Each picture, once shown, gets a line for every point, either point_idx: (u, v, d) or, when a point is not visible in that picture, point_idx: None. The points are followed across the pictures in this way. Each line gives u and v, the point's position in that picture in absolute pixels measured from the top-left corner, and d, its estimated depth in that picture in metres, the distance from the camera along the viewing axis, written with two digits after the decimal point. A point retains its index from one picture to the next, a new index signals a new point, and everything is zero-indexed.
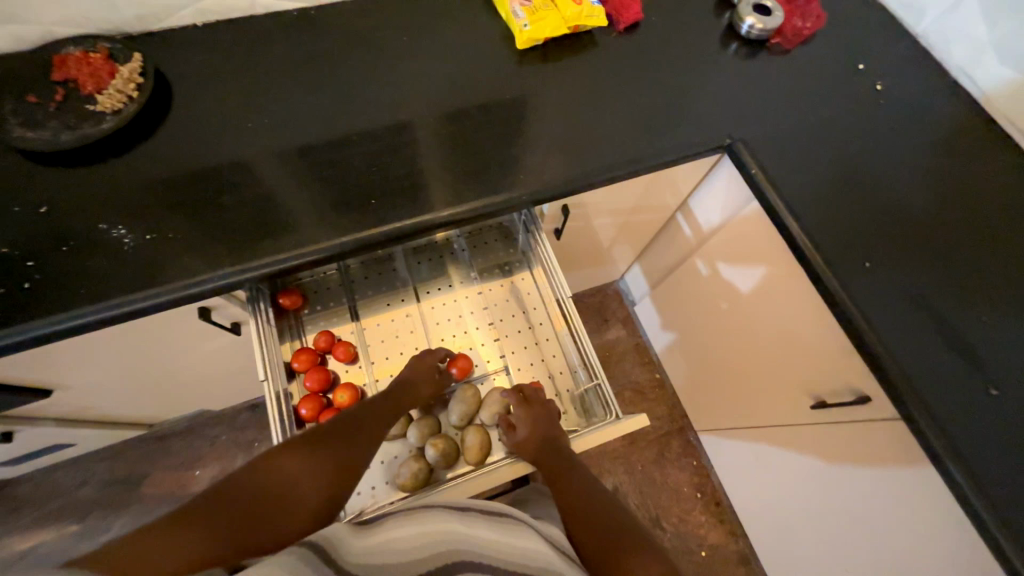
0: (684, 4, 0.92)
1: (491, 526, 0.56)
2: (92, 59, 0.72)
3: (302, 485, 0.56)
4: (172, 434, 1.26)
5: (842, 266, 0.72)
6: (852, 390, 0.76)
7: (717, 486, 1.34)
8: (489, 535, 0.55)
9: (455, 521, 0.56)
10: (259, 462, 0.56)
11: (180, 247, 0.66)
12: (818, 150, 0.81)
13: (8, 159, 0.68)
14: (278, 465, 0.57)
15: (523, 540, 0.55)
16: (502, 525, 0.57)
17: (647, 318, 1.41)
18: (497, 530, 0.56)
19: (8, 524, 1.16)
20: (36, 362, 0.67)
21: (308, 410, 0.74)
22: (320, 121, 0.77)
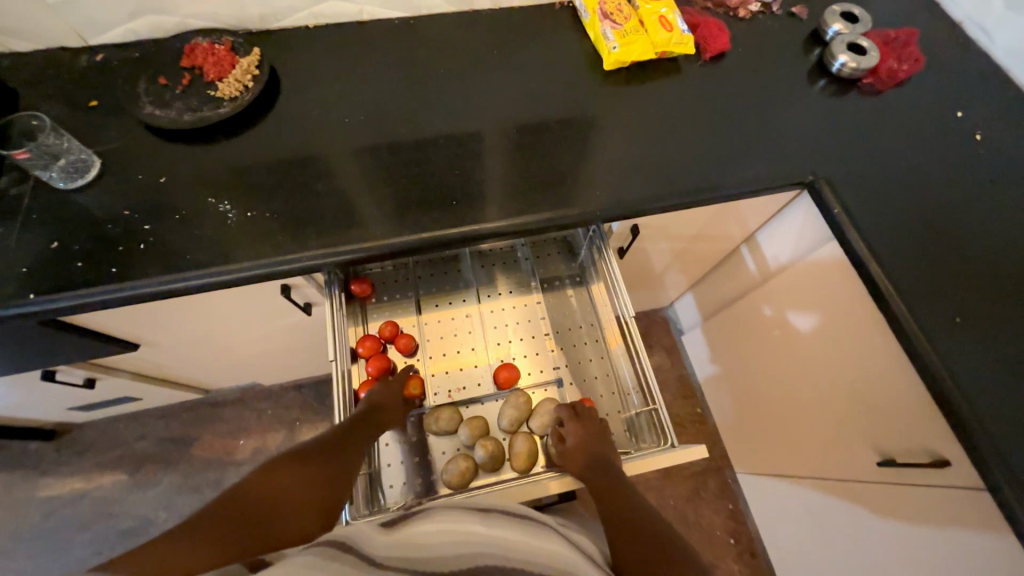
0: (773, 39, 0.91)
1: (512, 524, 0.53)
2: (217, 50, 0.80)
3: (297, 492, 0.60)
4: (224, 402, 1.33)
5: (928, 317, 0.68)
6: (928, 451, 0.71)
7: (752, 533, 1.27)
8: (508, 533, 0.51)
9: (473, 520, 0.52)
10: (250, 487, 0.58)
11: (275, 226, 0.70)
12: (908, 196, 0.78)
13: (138, 133, 0.76)
14: (273, 479, 0.60)
15: (545, 543, 0.51)
16: (523, 525, 0.53)
17: (694, 349, 1.38)
18: (516, 527, 0.52)
19: (72, 465, 1.26)
20: (135, 317, 0.74)
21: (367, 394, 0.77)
22: (410, 123, 0.81)
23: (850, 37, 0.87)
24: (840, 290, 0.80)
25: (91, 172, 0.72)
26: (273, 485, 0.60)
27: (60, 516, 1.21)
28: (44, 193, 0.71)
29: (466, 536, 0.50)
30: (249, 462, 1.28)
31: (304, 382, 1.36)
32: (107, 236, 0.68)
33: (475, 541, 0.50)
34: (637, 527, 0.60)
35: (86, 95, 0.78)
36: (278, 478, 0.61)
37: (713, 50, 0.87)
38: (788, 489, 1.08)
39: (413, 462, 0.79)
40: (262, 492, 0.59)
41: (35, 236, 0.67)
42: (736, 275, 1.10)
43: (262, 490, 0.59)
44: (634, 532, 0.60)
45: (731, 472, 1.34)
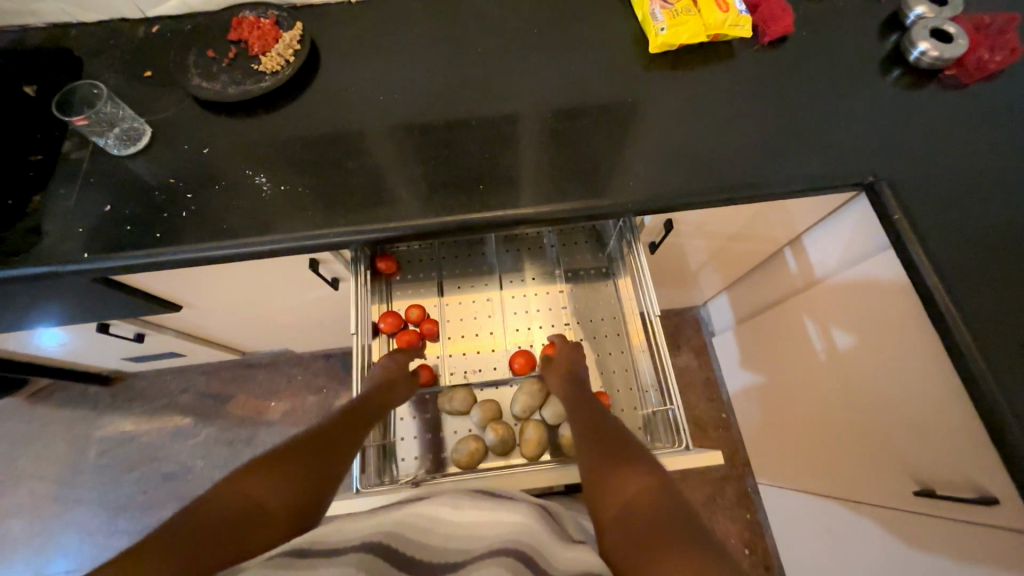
0: (843, 22, 0.83)
1: (481, 504, 0.53)
2: (262, 24, 0.81)
3: (273, 496, 0.52)
4: (259, 365, 1.41)
5: (992, 343, 0.62)
6: (974, 487, 0.65)
7: (769, 546, 1.23)
8: (477, 516, 0.52)
9: (441, 504, 0.53)
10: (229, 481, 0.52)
11: (307, 201, 0.72)
12: (984, 204, 0.69)
13: (186, 104, 0.79)
14: (244, 481, 0.52)
15: (514, 516, 0.51)
16: (492, 502, 0.53)
17: (724, 351, 1.33)
18: (485, 509, 0.52)
19: (125, 410, 1.37)
20: (178, 280, 0.78)
21: None
22: (444, 102, 0.80)
23: (935, 23, 0.77)
24: (890, 303, 0.74)
25: (142, 140, 0.76)
26: (246, 487, 0.52)
27: (112, 455, 1.33)
28: (101, 160, 0.75)
29: (441, 529, 0.51)
30: (279, 423, 1.36)
31: (333, 352, 1.41)
32: (154, 203, 0.72)
33: (439, 530, 0.51)
34: (602, 434, 0.59)
35: (141, 66, 0.82)
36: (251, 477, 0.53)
37: (772, 34, 0.80)
38: (811, 506, 1.04)
39: (426, 438, 0.81)
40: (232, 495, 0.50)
41: (91, 199, 0.72)
42: (776, 278, 1.03)
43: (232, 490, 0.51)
44: (595, 436, 0.59)
45: (752, 481, 1.29)
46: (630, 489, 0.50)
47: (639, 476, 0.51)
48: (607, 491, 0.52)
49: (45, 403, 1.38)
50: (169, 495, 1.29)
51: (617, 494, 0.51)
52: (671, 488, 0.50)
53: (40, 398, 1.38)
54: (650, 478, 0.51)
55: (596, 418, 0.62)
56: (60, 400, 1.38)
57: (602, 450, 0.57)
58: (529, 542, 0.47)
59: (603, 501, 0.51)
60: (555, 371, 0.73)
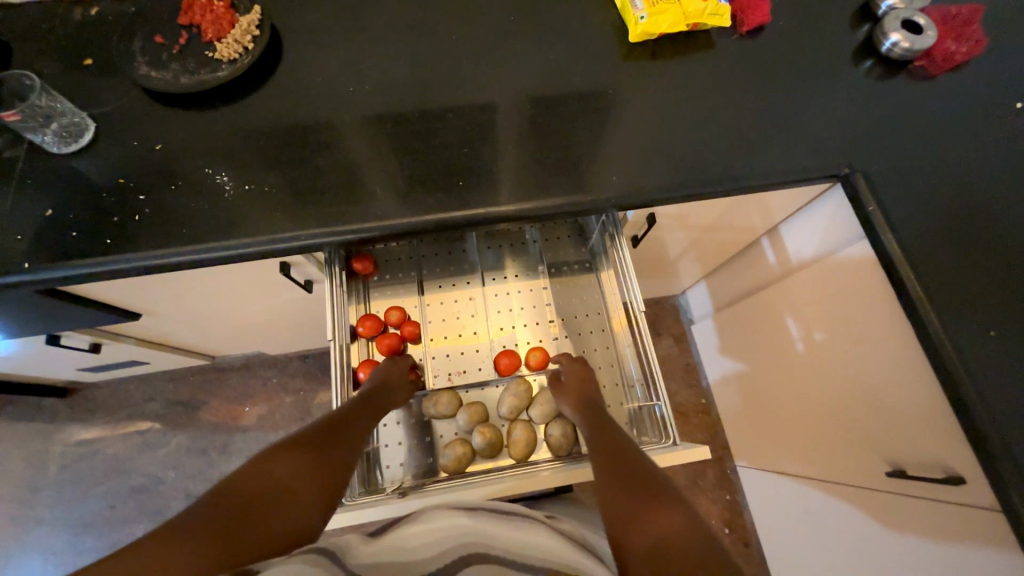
0: (819, 12, 0.83)
1: (498, 517, 0.52)
2: (215, 7, 0.75)
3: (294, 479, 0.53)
4: (230, 368, 1.35)
5: (960, 329, 0.64)
6: (941, 466, 0.69)
7: (748, 524, 1.28)
8: (494, 526, 0.50)
9: (458, 520, 0.50)
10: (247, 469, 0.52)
11: (275, 201, 0.68)
12: (952, 195, 0.72)
13: (133, 96, 0.72)
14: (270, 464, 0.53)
15: (535, 535, 0.50)
16: (512, 522, 0.51)
17: (703, 339, 1.36)
18: (506, 525, 0.51)
19: (85, 422, 1.29)
20: (137, 288, 0.73)
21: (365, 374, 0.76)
22: (418, 93, 0.76)
23: (906, 13, 0.78)
24: (864, 292, 0.76)
25: (84, 136, 0.69)
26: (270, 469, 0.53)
27: (74, 470, 1.26)
28: (40, 158, 0.68)
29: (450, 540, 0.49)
30: (255, 428, 1.31)
31: (309, 352, 1.36)
32: (103, 205, 0.66)
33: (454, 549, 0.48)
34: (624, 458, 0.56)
35: (80, 53, 0.75)
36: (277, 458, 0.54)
37: (750, 23, 0.79)
38: (788, 486, 1.08)
39: (411, 444, 0.79)
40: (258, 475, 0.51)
41: (30, 202, 0.66)
42: (753, 267, 1.05)
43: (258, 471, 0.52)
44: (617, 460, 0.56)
45: (731, 463, 1.33)
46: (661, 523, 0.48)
47: (671, 514, 0.49)
48: (635, 522, 0.49)
49: None
50: (140, 508, 1.24)
51: (648, 531, 0.48)
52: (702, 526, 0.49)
53: None
54: (681, 517, 0.49)
55: (618, 442, 0.59)
56: (12, 414, 1.29)
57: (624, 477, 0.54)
58: (544, 552, 0.48)
59: (628, 531, 0.49)
60: (570, 388, 0.70)
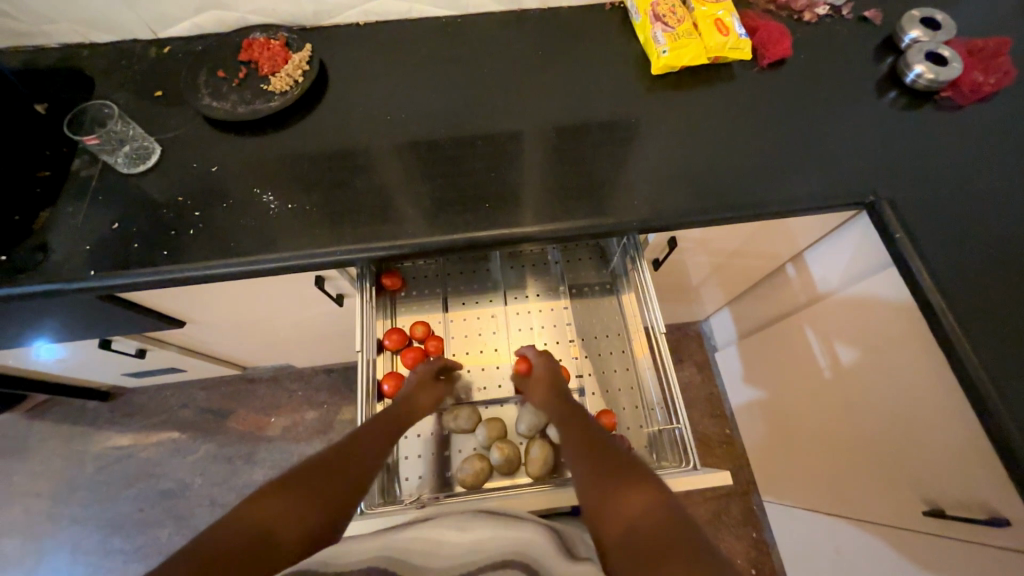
0: (841, 45, 0.85)
1: (487, 522, 0.52)
2: (272, 46, 0.83)
3: (295, 519, 0.50)
4: (260, 379, 1.40)
5: (998, 362, 0.62)
6: (985, 507, 0.65)
7: (776, 565, 1.22)
8: (483, 532, 0.51)
9: (444, 527, 0.51)
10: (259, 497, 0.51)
11: (315, 219, 0.73)
12: (985, 224, 0.70)
13: (195, 123, 0.80)
14: (264, 503, 0.50)
15: (520, 535, 0.50)
16: (498, 522, 0.52)
17: (727, 367, 1.33)
18: (491, 527, 0.51)
19: (123, 425, 1.36)
20: (185, 297, 0.78)
21: (390, 386, 0.78)
22: (450, 121, 0.81)
23: (929, 46, 0.79)
24: (893, 320, 0.74)
25: (151, 158, 0.76)
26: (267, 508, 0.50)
27: (108, 472, 1.31)
28: (110, 177, 0.76)
29: (437, 546, 0.49)
30: (279, 439, 1.35)
31: (334, 367, 1.40)
32: (161, 220, 0.72)
33: (442, 556, 0.48)
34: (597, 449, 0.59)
35: (152, 86, 0.84)
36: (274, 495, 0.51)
37: (772, 56, 0.82)
38: (818, 525, 1.03)
39: (430, 457, 0.80)
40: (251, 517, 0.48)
41: (100, 216, 0.73)
42: (778, 293, 1.04)
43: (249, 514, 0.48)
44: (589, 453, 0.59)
45: (757, 498, 1.28)
46: (632, 504, 0.50)
47: (643, 497, 0.51)
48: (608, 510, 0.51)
49: (42, 419, 1.36)
50: (166, 513, 1.27)
51: (620, 517, 0.49)
52: (672, 504, 0.50)
53: (36, 414, 1.37)
54: (654, 498, 0.50)
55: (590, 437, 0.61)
56: (58, 415, 1.37)
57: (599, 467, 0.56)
58: (535, 556, 0.48)
59: (604, 524, 0.50)
60: (543, 387, 0.72)
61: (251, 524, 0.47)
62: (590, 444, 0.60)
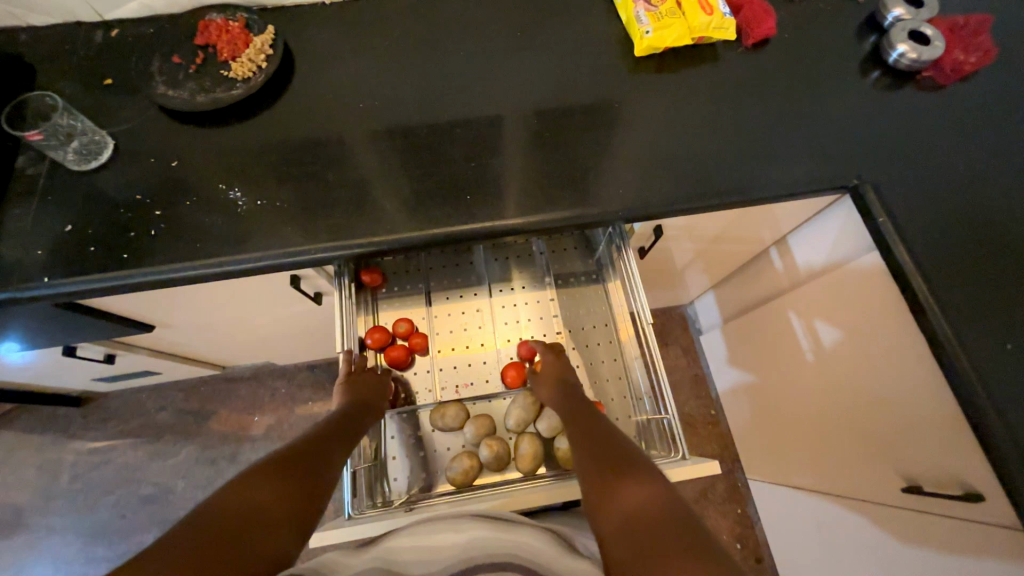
0: (824, 24, 0.83)
1: (482, 524, 0.52)
2: (231, 28, 0.77)
3: (275, 502, 0.50)
4: (241, 378, 1.36)
5: (976, 343, 0.63)
6: (960, 483, 0.68)
7: (760, 539, 1.26)
8: (480, 533, 0.50)
9: (438, 531, 0.51)
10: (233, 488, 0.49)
11: (286, 216, 0.69)
12: (965, 206, 0.71)
13: (151, 114, 0.75)
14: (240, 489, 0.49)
15: (516, 537, 0.50)
16: (492, 522, 0.52)
17: (712, 350, 1.34)
18: (485, 528, 0.51)
19: (98, 431, 1.31)
20: (151, 301, 0.74)
21: None
22: (426, 107, 0.78)
23: (912, 24, 0.78)
24: (874, 303, 0.75)
25: (104, 153, 0.71)
26: (247, 497, 0.48)
27: (86, 479, 1.27)
28: (60, 175, 0.70)
29: (433, 553, 0.49)
30: (263, 438, 1.32)
31: (317, 363, 1.37)
32: (119, 221, 0.68)
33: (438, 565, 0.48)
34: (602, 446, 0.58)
35: (101, 73, 0.77)
36: (250, 484, 0.50)
37: (756, 36, 0.80)
38: (800, 501, 1.06)
39: (418, 456, 0.78)
40: (230, 508, 0.47)
41: (51, 218, 0.68)
42: (762, 277, 1.05)
43: (226, 505, 0.47)
44: (593, 449, 0.58)
45: (741, 476, 1.31)
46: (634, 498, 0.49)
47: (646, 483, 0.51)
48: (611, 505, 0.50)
49: (10, 427, 1.31)
50: (149, 518, 1.24)
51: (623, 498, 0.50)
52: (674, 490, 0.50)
53: (3, 423, 1.31)
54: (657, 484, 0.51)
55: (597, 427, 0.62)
56: (27, 423, 1.31)
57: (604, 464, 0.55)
58: (532, 560, 0.48)
59: (606, 506, 0.50)
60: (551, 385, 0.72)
61: (231, 510, 0.46)
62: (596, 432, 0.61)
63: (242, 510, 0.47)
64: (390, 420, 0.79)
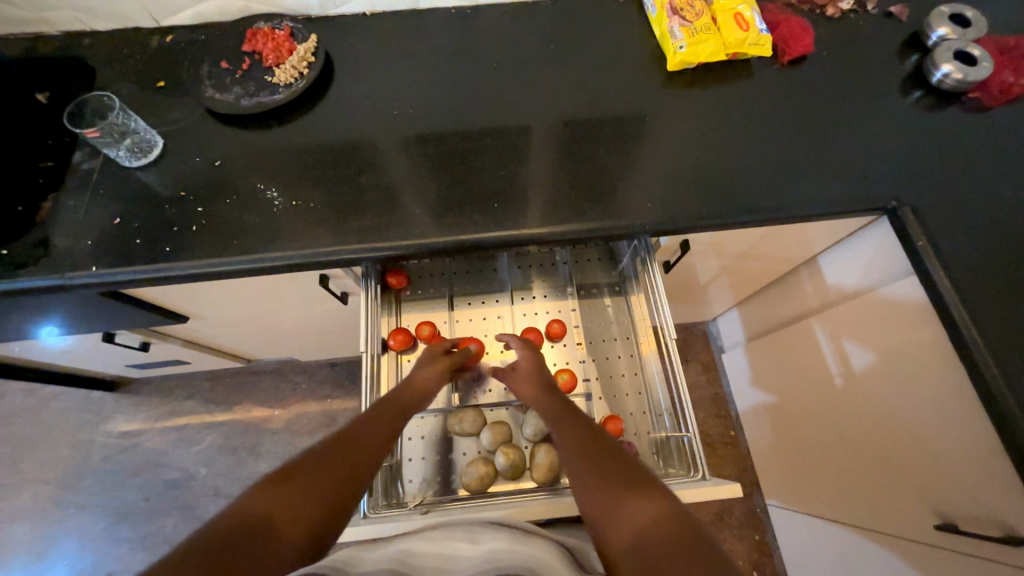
0: (864, 42, 0.82)
1: (499, 535, 0.51)
2: (277, 36, 0.81)
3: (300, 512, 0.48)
4: (263, 372, 1.40)
5: (1021, 376, 0.60)
6: (999, 524, 0.64)
7: (778, 567, 1.22)
8: (496, 544, 0.50)
9: (456, 539, 0.51)
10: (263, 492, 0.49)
11: (318, 217, 0.71)
12: (1011, 231, 0.68)
13: (198, 116, 0.78)
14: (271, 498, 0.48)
15: (532, 549, 0.50)
16: (509, 534, 0.52)
17: (734, 370, 1.31)
18: (501, 539, 0.51)
19: (127, 415, 1.36)
20: (188, 293, 0.77)
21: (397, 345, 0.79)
22: (458, 115, 0.79)
23: (958, 44, 0.76)
24: (910, 329, 0.72)
25: (152, 151, 0.75)
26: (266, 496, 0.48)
27: (113, 461, 1.32)
28: (112, 170, 0.74)
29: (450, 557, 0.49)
30: (282, 431, 1.35)
31: (338, 361, 1.40)
32: (164, 216, 0.71)
33: (456, 570, 0.48)
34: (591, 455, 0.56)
35: (154, 76, 0.82)
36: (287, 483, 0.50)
37: (792, 53, 0.79)
38: (823, 531, 1.02)
39: (433, 459, 0.79)
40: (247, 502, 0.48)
41: (102, 210, 0.72)
42: (789, 296, 1.03)
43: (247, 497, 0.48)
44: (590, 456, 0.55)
45: (761, 500, 1.27)
46: (636, 513, 0.48)
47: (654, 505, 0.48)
48: (614, 519, 0.49)
49: (49, 407, 1.37)
50: (170, 503, 1.28)
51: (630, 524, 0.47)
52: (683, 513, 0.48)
53: (42, 403, 1.37)
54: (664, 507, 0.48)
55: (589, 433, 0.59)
56: (64, 404, 1.38)
57: (597, 475, 0.53)
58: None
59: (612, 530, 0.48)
60: (529, 379, 0.69)
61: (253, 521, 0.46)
62: (594, 441, 0.58)
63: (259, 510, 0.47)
64: (413, 423, 0.80)
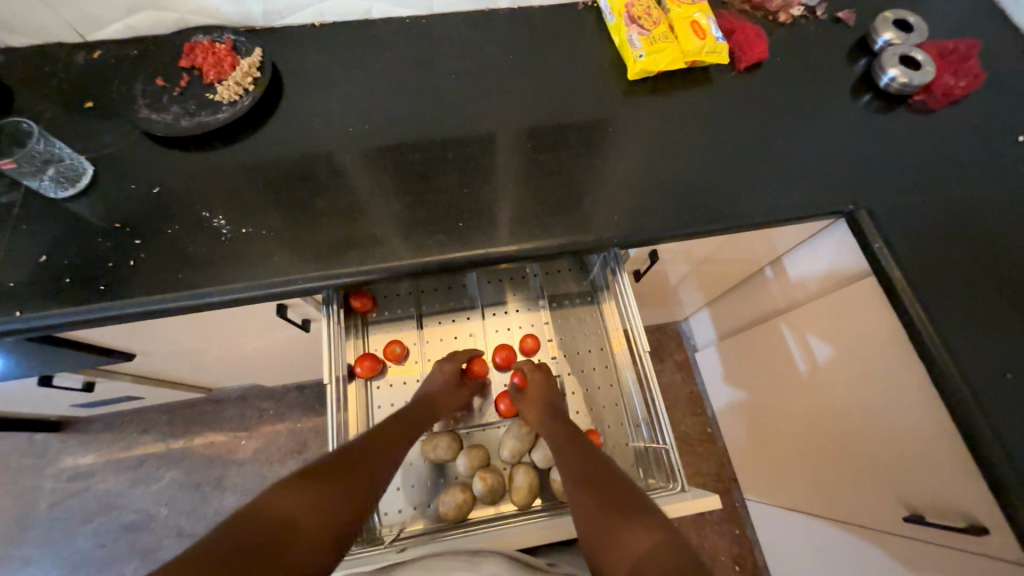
0: (816, 48, 0.84)
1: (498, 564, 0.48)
2: (217, 50, 0.75)
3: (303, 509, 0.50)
4: (227, 400, 1.33)
5: (976, 371, 0.62)
6: (962, 514, 0.67)
7: (757, 559, 1.25)
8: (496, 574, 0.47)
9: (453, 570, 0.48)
10: (270, 497, 0.50)
11: (271, 245, 0.67)
12: (957, 229, 0.71)
13: (133, 138, 0.73)
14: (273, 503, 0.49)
15: None
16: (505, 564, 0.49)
17: (707, 367, 1.33)
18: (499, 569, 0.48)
19: (76, 456, 1.27)
20: (131, 331, 0.72)
21: (363, 368, 0.76)
22: (418, 129, 0.76)
23: (904, 49, 0.79)
24: (872, 329, 0.74)
25: (82, 179, 0.69)
26: (283, 502, 0.50)
27: (64, 507, 1.23)
28: (36, 202, 0.68)
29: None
30: (251, 461, 1.29)
31: (306, 384, 1.34)
32: (98, 250, 0.65)
33: None
34: (591, 481, 0.57)
35: (81, 95, 0.75)
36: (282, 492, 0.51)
37: (749, 59, 0.80)
38: (798, 523, 1.05)
39: (409, 488, 0.76)
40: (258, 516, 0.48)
41: (25, 247, 0.65)
42: (756, 295, 1.04)
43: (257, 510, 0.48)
44: (587, 480, 0.57)
45: (738, 495, 1.30)
46: (635, 540, 0.49)
47: (650, 529, 0.49)
48: (608, 547, 0.49)
49: None
50: (129, 548, 1.20)
51: (627, 551, 0.48)
52: (679, 536, 0.49)
53: None
54: (659, 530, 0.49)
55: (587, 458, 0.61)
56: (4, 449, 1.26)
57: (595, 495, 0.55)
58: None
59: (608, 557, 0.49)
60: (538, 406, 0.71)
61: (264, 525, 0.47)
62: (593, 466, 0.59)
63: (280, 517, 0.48)
64: None
